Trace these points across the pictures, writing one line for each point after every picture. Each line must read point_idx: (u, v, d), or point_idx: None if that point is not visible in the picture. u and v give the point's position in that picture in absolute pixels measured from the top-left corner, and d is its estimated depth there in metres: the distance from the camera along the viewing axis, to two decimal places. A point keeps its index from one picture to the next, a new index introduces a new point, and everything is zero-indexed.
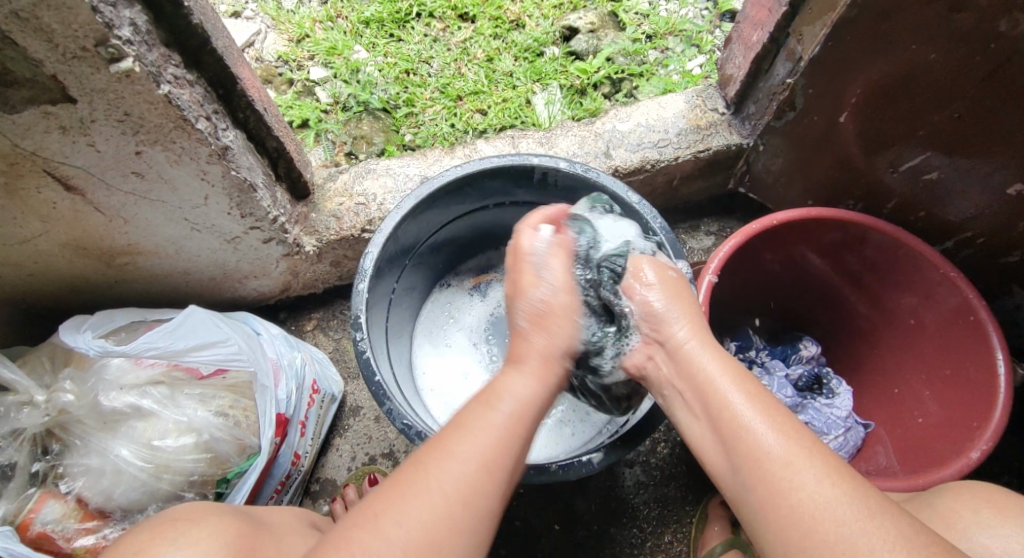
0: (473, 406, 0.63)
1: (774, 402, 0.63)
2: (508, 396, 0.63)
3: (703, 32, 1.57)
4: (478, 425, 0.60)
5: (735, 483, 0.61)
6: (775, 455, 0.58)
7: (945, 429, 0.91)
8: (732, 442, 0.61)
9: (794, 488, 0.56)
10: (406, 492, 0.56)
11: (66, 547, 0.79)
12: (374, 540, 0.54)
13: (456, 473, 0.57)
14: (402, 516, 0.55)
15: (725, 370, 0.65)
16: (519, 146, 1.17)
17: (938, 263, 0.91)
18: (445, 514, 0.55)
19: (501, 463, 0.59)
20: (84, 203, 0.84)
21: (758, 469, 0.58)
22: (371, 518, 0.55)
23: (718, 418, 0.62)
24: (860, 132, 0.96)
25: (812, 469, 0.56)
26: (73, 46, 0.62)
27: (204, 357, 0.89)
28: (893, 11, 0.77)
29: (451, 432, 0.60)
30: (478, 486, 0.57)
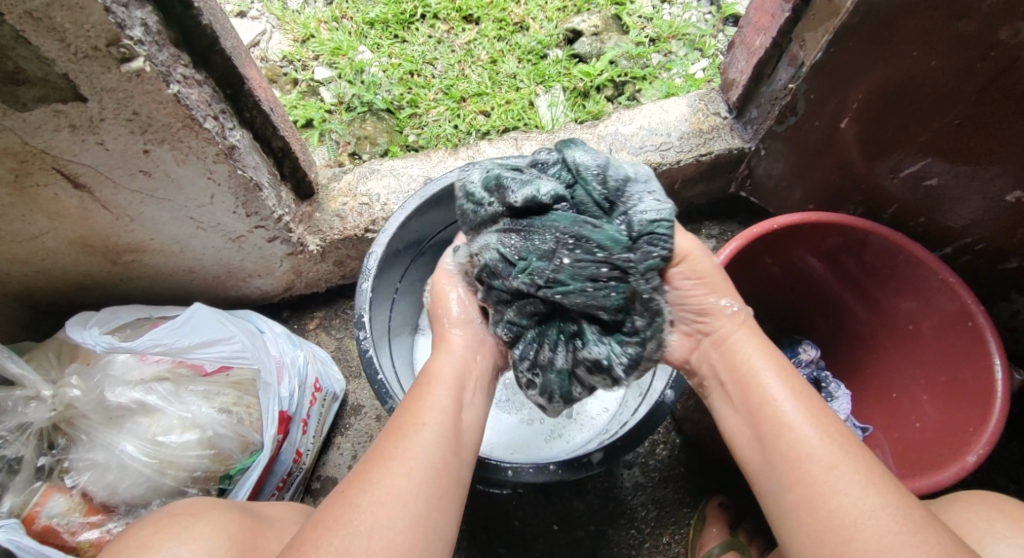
0: (412, 393, 0.68)
1: (825, 410, 0.63)
2: (440, 370, 0.69)
3: (707, 36, 1.58)
4: (428, 397, 0.66)
5: (771, 481, 0.61)
6: (819, 456, 0.59)
7: (942, 434, 0.91)
8: (774, 438, 0.62)
9: (836, 490, 0.57)
10: (368, 462, 0.59)
11: (71, 541, 0.80)
12: (347, 510, 0.56)
13: (416, 437, 0.61)
14: (371, 482, 0.57)
15: (778, 373, 0.66)
16: (522, 147, 1.19)
17: (936, 268, 0.92)
18: (408, 472, 0.58)
19: (454, 428, 0.64)
20: (92, 201, 0.85)
21: (799, 467, 0.59)
22: (342, 495, 0.58)
23: (767, 415, 0.63)
24: (860, 137, 0.96)
25: (855, 476, 0.57)
26: (85, 46, 0.63)
27: (209, 354, 0.90)
28: (895, 19, 0.78)
29: (404, 410, 0.65)
30: (436, 449, 0.61)
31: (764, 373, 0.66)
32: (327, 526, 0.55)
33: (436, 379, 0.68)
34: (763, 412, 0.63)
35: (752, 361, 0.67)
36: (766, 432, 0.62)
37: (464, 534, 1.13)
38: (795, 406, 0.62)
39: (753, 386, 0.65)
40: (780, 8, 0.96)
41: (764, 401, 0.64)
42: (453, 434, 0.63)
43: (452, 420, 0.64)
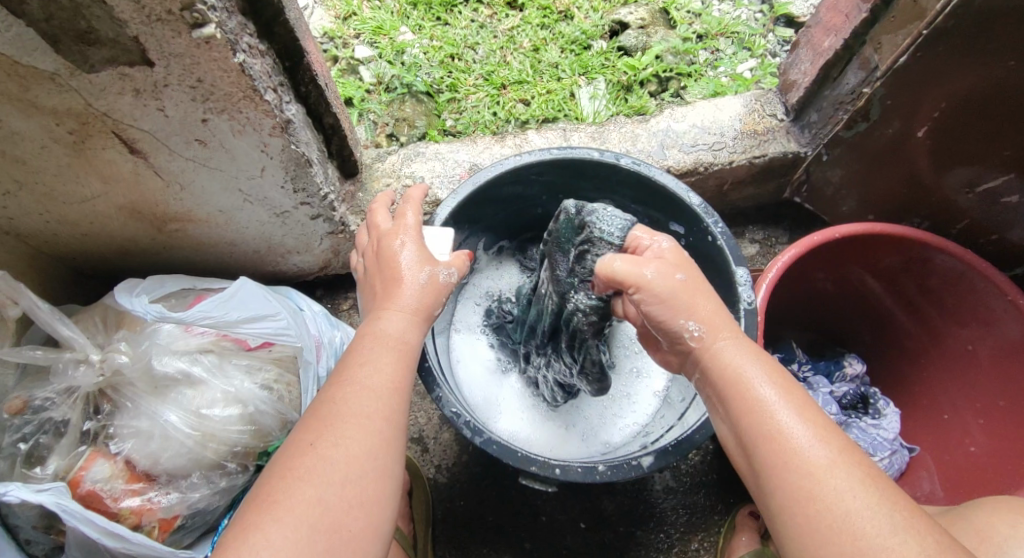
0: (360, 341, 0.63)
1: (814, 407, 0.58)
2: (392, 328, 0.63)
3: (757, 35, 1.54)
4: (378, 353, 0.61)
5: (760, 489, 0.57)
6: (802, 463, 0.54)
7: (999, 461, 0.89)
8: (758, 447, 0.56)
9: (816, 499, 0.52)
10: (330, 420, 0.56)
11: (113, 507, 0.78)
12: (316, 462, 0.54)
13: (374, 398, 0.58)
14: (336, 436, 0.55)
15: (766, 371, 0.60)
16: (570, 139, 1.16)
17: (1006, 290, 0.88)
18: (372, 428, 0.56)
19: (407, 380, 0.62)
20: (146, 166, 0.84)
21: (781, 477, 0.54)
22: (307, 448, 0.55)
23: (750, 423, 0.57)
24: (934, 148, 0.93)
25: (842, 479, 0.52)
26: (160, 9, 0.60)
27: (254, 330, 0.89)
28: (993, 26, 0.74)
29: (355, 364, 0.60)
30: (393, 408, 0.59)
31: (749, 371, 0.60)
32: (297, 477, 0.53)
33: (390, 336, 0.63)
34: (744, 415, 0.58)
35: (739, 361, 0.61)
36: (745, 435, 0.58)
37: (490, 525, 1.12)
38: (781, 406, 0.57)
39: (739, 392, 0.59)
40: (857, 8, 0.93)
41: (744, 404, 0.58)
42: (405, 388, 0.61)
43: (404, 373, 0.62)
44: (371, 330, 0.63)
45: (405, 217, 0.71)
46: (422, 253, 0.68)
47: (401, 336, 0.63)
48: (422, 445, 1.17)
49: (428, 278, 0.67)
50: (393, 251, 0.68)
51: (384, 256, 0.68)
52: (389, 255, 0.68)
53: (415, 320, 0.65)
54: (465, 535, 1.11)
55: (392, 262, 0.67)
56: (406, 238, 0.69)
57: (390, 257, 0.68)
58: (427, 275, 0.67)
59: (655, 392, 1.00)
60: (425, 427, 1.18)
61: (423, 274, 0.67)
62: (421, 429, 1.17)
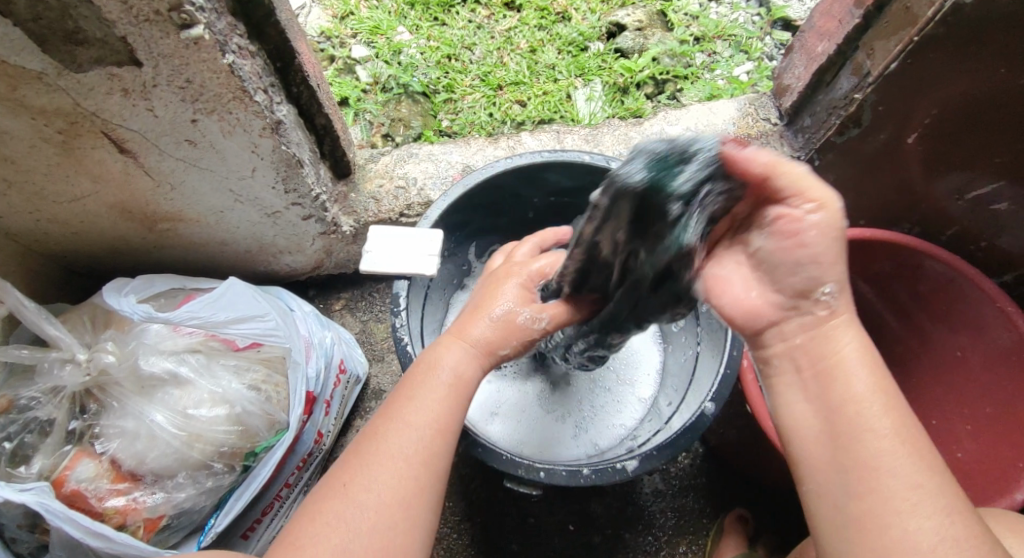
0: (413, 376, 0.64)
1: (909, 419, 0.54)
2: (447, 366, 0.64)
3: (754, 38, 1.54)
4: (425, 392, 0.62)
5: (835, 490, 0.52)
6: (901, 474, 0.50)
7: (986, 466, 0.88)
8: (856, 449, 0.52)
9: (914, 516, 0.49)
10: (365, 461, 0.58)
11: (97, 507, 0.78)
12: (345, 507, 0.56)
13: (414, 440, 0.59)
14: (366, 480, 0.57)
15: (871, 368, 0.54)
16: (564, 141, 1.16)
17: (995, 297, 0.88)
18: (406, 476, 0.57)
19: (451, 425, 0.62)
20: (136, 166, 0.84)
21: (880, 485, 0.50)
22: (340, 489, 0.57)
23: (852, 419, 0.53)
24: (925, 155, 0.93)
25: (937, 500, 0.50)
26: (147, 9, 0.60)
27: (242, 330, 0.89)
28: (983, 34, 0.74)
29: (398, 404, 0.62)
30: (432, 451, 0.60)
31: (855, 364, 0.54)
32: (325, 526, 0.55)
33: (442, 375, 0.63)
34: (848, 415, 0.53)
35: (848, 350, 0.55)
36: (845, 434, 0.53)
37: (479, 526, 1.12)
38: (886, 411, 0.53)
39: (841, 383, 0.54)
40: (850, 14, 0.93)
41: (848, 399, 0.53)
42: (451, 428, 0.62)
43: (450, 419, 0.62)
44: (429, 359, 0.65)
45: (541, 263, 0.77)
46: (507, 296, 0.70)
47: (456, 379, 0.64)
48: None
49: (493, 323, 0.67)
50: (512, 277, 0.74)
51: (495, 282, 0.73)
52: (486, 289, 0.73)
53: (475, 355, 0.66)
54: (454, 536, 1.11)
55: (490, 291, 0.71)
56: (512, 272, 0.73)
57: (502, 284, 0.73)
58: (503, 316, 0.68)
59: (641, 398, 1.02)
60: None
61: (490, 316, 0.69)
62: None
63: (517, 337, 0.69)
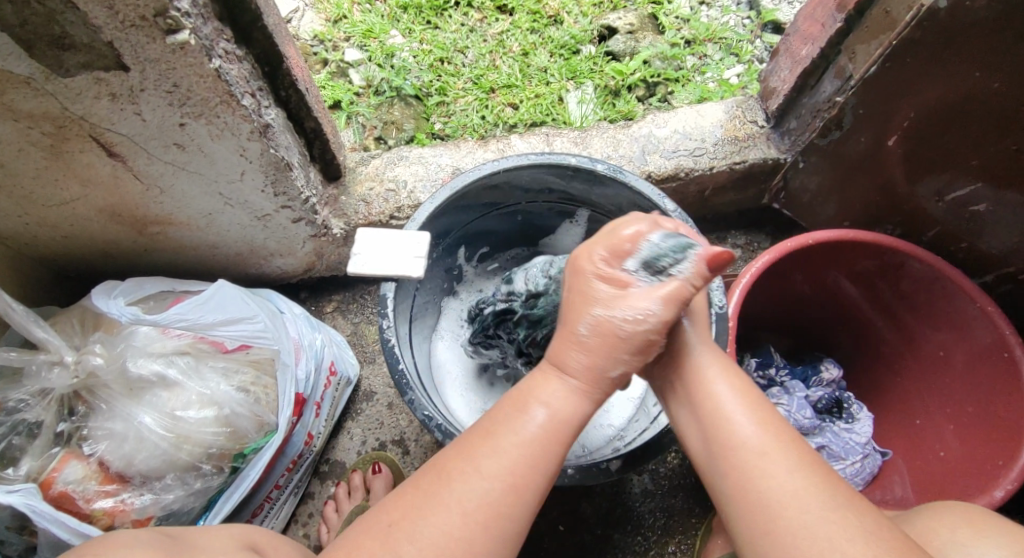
0: (507, 413, 0.60)
1: (766, 410, 0.61)
2: (544, 404, 0.59)
3: (744, 41, 1.55)
4: (506, 438, 0.58)
5: (713, 476, 0.59)
6: (751, 444, 0.58)
7: (969, 464, 0.90)
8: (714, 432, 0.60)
9: (767, 477, 0.55)
10: (421, 500, 0.57)
11: (85, 508, 0.79)
12: (385, 551, 0.55)
13: (477, 490, 0.56)
14: (413, 530, 0.56)
15: (720, 367, 0.63)
16: (553, 144, 1.17)
17: (976, 296, 0.89)
18: (463, 530, 0.55)
19: (528, 483, 0.57)
20: (125, 170, 0.84)
21: (733, 460, 0.57)
22: (388, 530, 0.57)
23: (706, 408, 0.61)
24: (906, 157, 0.94)
25: (785, 461, 0.56)
26: (133, 15, 0.61)
27: (230, 332, 0.90)
28: (958, 38, 0.76)
29: (478, 446, 0.58)
30: (500, 510, 0.56)
31: (704, 367, 0.63)
32: None
33: (536, 417, 0.59)
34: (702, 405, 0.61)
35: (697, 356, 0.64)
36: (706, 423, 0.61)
37: None
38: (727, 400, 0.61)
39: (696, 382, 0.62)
40: (832, 17, 0.94)
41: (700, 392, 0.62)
42: (527, 485, 0.57)
43: (526, 475, 0.57)
44: (529, 394, 0.61)
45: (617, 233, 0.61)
46: (610, 299, 0.58)
47: (549, 426, 0.59)
48: (403, 447, 1.17)
49: (589, 325, 0.58)
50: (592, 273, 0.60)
51: (579, 280, 0.61)
52: (574, 284, 0.61)
53: (577, 389, 0.60)
54: None
55: (586, 289, 0.60)
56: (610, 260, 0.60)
57: (578, 289, 0.60)
58: (591, 325, 0.58)
59: (632, 397, 1.02)
60: (406, 429, 1.19)
61: (585, 324, 0.59)
62: (403, 432, 1.18)
63: (608, 349, 0.58)
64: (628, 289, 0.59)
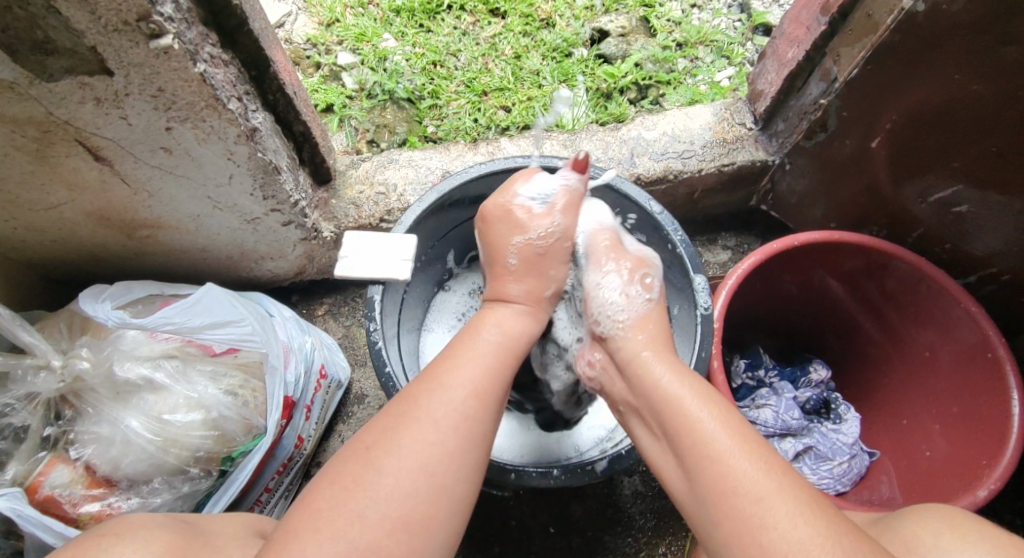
0: (459, 338, 0.69)
1: (752, 441, 0.60)
2: (493, 327, 0.69)
3: (735, 44, 1.56)
4: (468, 357, 0.65)
5: (704, 516, 0.58)
6: (741, 481, 0.56)
7: (953, 465, 0.90)
8: (699, 469, 0.59)
9: (760, 518, 0.54)
10: (399, 422, 0.59)
11: (72, 513, 0.79)
12: (366, 471, 0.56)
13: (450, 402, 0.60)
14: (394, 447, 0.57)
15: (701, 401, 0.63)
16: (543, 147, 1.18)
17: (960, 297, 0.90)
18: (440, 444, 0.58)
19: (490, 391, 0.63)
20: (112, 174, 0.84)
21: (724, 499, 0.56)
22: (366, 453, 0.57)
23: (689, 443, 0.61)
24: (891, 158, 0.95)
25: (779, 500, 0.54)
26: (115, 20, 0.61)
27: (218, 336, 0.90)
28: (938, 40, 0.76)
29: (440, 366, 0.64)
30: (467, 416, 0.60)
31: (686, 402, 0.63)
32: (345, 486, 0.55)
33: (487, 334, 0.68)
34: (685, 441, 0.61)
35: (675, 390, 0.65)
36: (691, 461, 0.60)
37: None
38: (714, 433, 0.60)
39: (676, 417, 0.63)
40: (817, 21, 0.95)
41: (682, 427, 0.62)
42: (490, 397, 0.63)
43: (489, 384, 0.63)
44: (481, 321, 0.71)
45: (512, 183, 0.80)
46: (522, 227, 0.76)
47: (499, 339, 0.68)
48: None
49: (517, 257, 0.75)
50: (502, 214, 0.77)
51: (490, 226, 0.79)
52: (495, 237, 0.78)
53: (523, 312, 0.73)
54: None
55: (500, 234, 0.77)
56: (514, 216, 0.77)
57: (494, 230, 0.78)
58: (518, 254, 0.75)
59: None
60: None
61: (513, 255, 0.75)
62: None
63: (541, 268, 0.75)
64: (535, 216, 0.77)
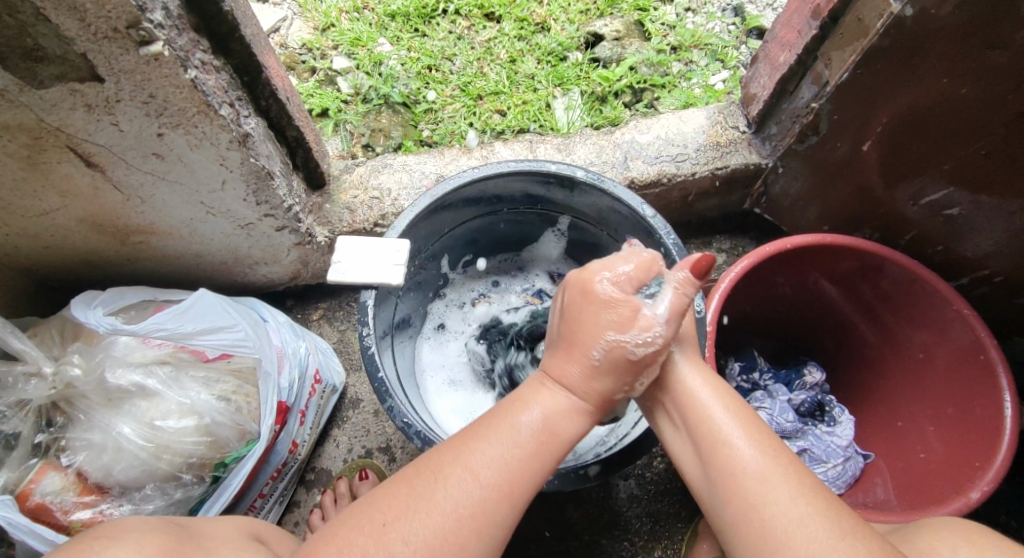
0: (503, 410, 0.66)
1: (764, 432, 0.63)
2: (537, 409, 0.65)
3: (729, 47, 1.56)
4: (500, 439, 0.62)
5: (713, 500, 0.62)
6: (749, 469, 0.60)
7: (948, 467, 0.90)
8: (711, 456, 0.62)
9: (765, 501, 0.58)
10: (415, 501, 0.59)
11: (63, 520, 0.79)
12: (377, 551, 0.57)
13: (471, 493, 0.59)
14: (406, 534, 0.57)
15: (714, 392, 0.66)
16: (537, 150, 1.18)
17: (952, 299, 0.90)
18: (453, 535, 0.58)
19: (518, 489, 0.61)
20: (104, 180, 0.84)
21: (732, 484, 0.60)
22: (380, 529, 0.58)
23: (702, 431, 0.64)
24: (882, 161, 0.95)
25: (782, 485, 0.59)
26: (105, 27, 0.61)
27: (210, 341, 0.91)
28: (926, 45, 0.77)
29: (470, 445, 0.62)
30: (485, 507, 0.59)
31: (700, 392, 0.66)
32: None
33: (530, 418, 0.64)
34: (699, 429, 0.64)
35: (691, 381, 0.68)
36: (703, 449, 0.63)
37: None
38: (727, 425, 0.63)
39: (690, 406, 0.66)
40: (808, 25, 0.95)
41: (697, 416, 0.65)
42: (516, 492, 0.61)
43: (520, 483, 0.61)
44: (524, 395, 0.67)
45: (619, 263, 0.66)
46: (617, 326, 0.64)
47: (544, 429, 0.64)
48: (388, 455, 1.17)
49: (599, 353, 0.65)
50: (597, 303, 0.65)
51: (580, 308, 0.66)
52: (578, 322, 0.66)
53: (580, 405, 0.66)
54: None
55: (585, 324, 0.66)
56: (606, 307, 0.65)
57: (587, 311, 0.66)
58: (604, 352, 0.64)
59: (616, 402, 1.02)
60: (392, 437, 1.18)
61: (599, 350, 0.64)
62: (388, 439, 1.18)
63: (623, 371, 0.65)
64: (633, 319, 0.64)
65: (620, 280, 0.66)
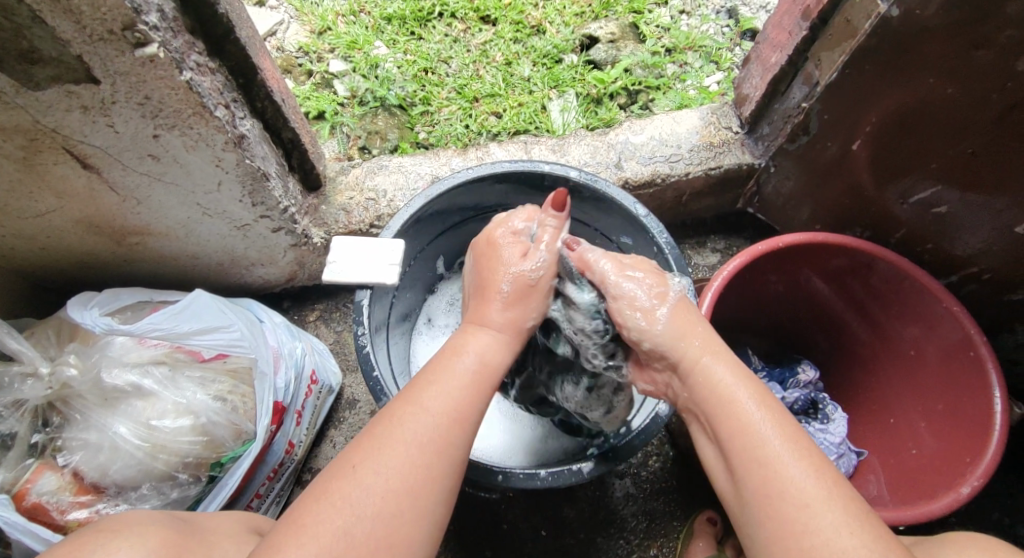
0: (440, 358, 0.67)
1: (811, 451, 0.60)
2: (472, 351, 0.67)
3: (723, 49, 1.57)
4: (449, 378, 0.64)
5: (748, 517, 0.60)
6: (793, 490, 0.58)
7: (941, 464, 0.90)
8: (750, 473, 0.60)
9: (808, 527, 0.56)
10: (379, 440, 0.59)
11: (59, 519, 0.79)
12: (352, 489, 0.57)
13: (426, 424, 0.60)
14: (377, 471, 0.58)
15: (756, 402, 0.63)
16: (531, 152, 1.19)
17: (940, 296, 0.91)
18: (421, 465, 0.59)
19: (468, 417, 0.63)
20: (100, 182, 0.85)
21: (772, 504, 0.58)
22: (350, 469, 0.58)
23: (740, 446, 0.61)
24: (872, 160, 0.96)
25: (824, 509, 0.56)
26: (100, 29, 0.62)
27: (206, 341, 0.91)
28: (913, 45, 0.78)
29: (419, 386, 0.63)
30: (443, 441, 0.60)
31: (741, 401, 0.63)
32: (332, 503, 0.56)
33: (468, 359, 0.66)
34: (731, 440, 0.62)
35: (731, 387, 0.64)
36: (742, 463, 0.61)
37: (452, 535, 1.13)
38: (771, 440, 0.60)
39: (731, 416, 0.63)
40: (798, 25, 0.96)
41: (736, 428, 0.62)
42: (468, 419, 0.63)
43: (467, 409, 0.63)
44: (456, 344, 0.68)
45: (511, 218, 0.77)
46: (508, 258, 0.72)
47: (480, 364, 0.66)
48: None
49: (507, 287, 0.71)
50: (491, 247, 0.74)
51: (484, 255, 0.75)
52: (481, 271, 0.74)
53: (501, 339, 0.69)
54: None
55: (487, 269, 0.73)
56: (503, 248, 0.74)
57: (489, 256, 0.74)
58: (511, 281, 0.71)
59: None
60: None
61: (506, 281, 0.71)
62: None
63: (530, 300, 0.71)
64: (527, 250, 0.73)
65: (514, 228, 0.76)
